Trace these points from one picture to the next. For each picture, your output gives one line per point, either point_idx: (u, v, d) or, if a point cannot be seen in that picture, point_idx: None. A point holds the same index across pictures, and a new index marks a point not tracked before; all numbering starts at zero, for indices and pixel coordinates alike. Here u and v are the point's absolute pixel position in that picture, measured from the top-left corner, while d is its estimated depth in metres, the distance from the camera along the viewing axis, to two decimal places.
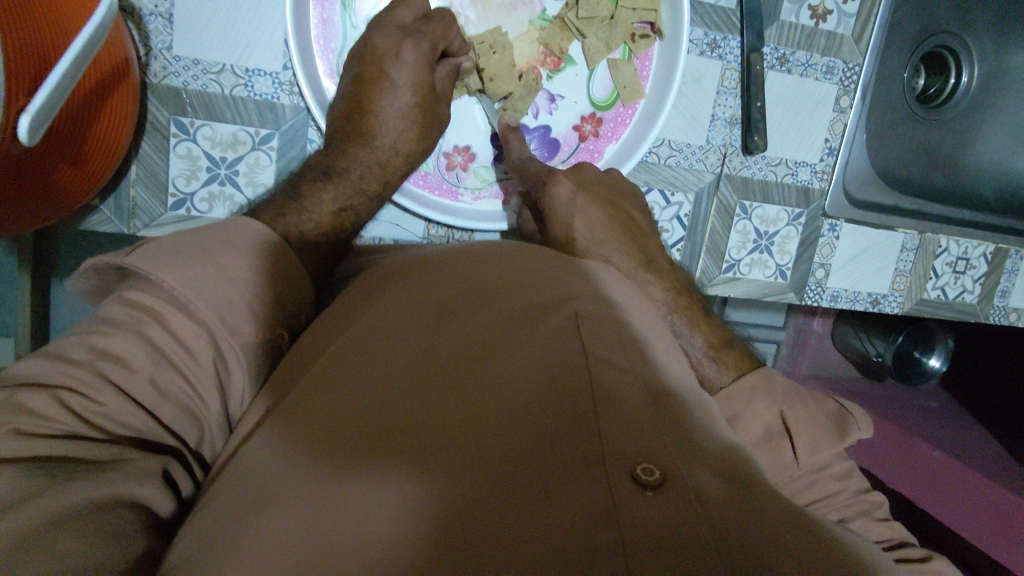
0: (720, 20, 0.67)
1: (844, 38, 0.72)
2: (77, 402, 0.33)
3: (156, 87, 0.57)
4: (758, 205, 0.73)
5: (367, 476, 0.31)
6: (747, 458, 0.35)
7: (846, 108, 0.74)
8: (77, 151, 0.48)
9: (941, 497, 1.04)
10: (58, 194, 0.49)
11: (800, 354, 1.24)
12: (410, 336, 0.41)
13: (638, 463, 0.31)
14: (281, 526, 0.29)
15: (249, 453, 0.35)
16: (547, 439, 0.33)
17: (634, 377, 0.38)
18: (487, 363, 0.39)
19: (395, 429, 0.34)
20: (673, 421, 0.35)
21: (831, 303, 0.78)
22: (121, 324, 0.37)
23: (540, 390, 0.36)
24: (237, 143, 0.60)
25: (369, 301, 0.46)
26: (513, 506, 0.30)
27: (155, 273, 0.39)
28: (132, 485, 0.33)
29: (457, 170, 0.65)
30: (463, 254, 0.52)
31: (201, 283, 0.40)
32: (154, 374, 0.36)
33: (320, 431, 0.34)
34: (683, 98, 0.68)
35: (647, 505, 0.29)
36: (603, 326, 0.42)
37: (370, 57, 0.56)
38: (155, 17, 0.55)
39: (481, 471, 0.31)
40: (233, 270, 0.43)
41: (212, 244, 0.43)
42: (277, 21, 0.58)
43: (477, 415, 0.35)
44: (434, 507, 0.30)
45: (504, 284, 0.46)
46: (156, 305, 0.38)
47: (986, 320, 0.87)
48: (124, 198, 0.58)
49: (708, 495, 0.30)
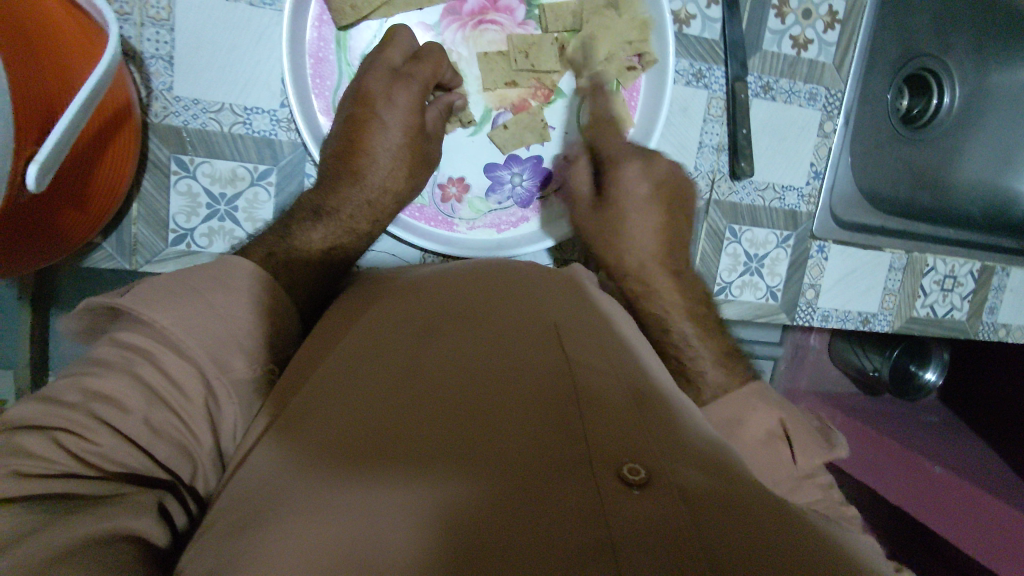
0: (705, 51, 0.69)
1: (825, 66, 0.74)
2: (72, 441, 0.34)
3: (157, 127, 0.58)
4: (747, 228, 0.74)
5: (367, 486, 0.32)
6: (724, 458, 0.37)
7: (830, 132, 0.75)
8: (80, 194, 0.50)
9: (935, 508, 1.07)
10: (62, 232, 0.50)
11: (798, 369, 1.24)
12: (403, 351, 0.43)
13: (625, 464, 0.32)
14: (283, 533, 0.30)
15: (246, 472, 0.36)
16: (535, 441, 0.34)
17: (616, 384, 0.40)
18: (476, 372, 0.40)
19: (392, 440, 0.35)
20: (656, 423, 0.37)
21: (822, 322, 0.79)
22: (113, 365, 0.38)
23: (527, 397, 0.38)
24: (236, 179, 0.61)
25: (361, 317, 0.48)
26: (507, 506, 0.30)
27: (148, 312, 0.40)
28: (126, 517, 0.32)
29: (452, 201, 0.67)
30: (446, 277, 0.54)
31: (194, 323, 0.41)
32: (147, 413, 0.37)
33: (321, 442, 0.35)
34: (671, 127, 0.70)
35: (634, 505, 0.30)
36: (586, 342, 0.44)
37: (363, 99, 0.58)
38: (157, 60, 0.57)
39: (473, 472, 0.32)
40: (222, 307, 0.44)
41: (204, 284, 0.44)
42: (274, 62, 0.60)
43: (468, 421, 0.36)
44: (429, 511, 0.30)
45: (491, 302, 0.48)
46: (149, 345, 0.39)
47: (976, 336, 0.88)
48: (126, 236, 0.60)
49: (691, 489, 0.32)
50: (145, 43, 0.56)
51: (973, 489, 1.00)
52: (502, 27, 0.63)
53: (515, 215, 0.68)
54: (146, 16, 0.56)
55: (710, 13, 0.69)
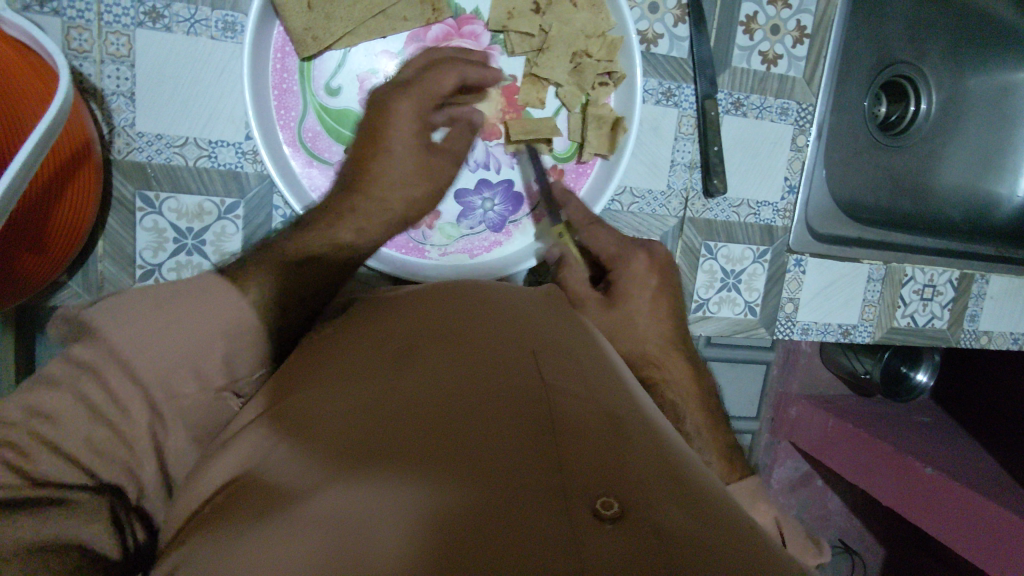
0: (674, 70, 0.69)
1: (795, 80, 0.74)
2: (16, 458, 0.34)
3: (120, 163, 0.58)
4: (723, 245, 0.74)
5: (332, 504, 0.31)
6: (707, 489, 0.35)
7: (803, 146, 0.75)
8: (40, 235, 0.49)
9: (934, 514, 1.04)
10: (21, 278, 0.50)
11: (789, 373, 1.21)
12: (376, 371, 0.42)
13: (598, 496, 0.31)
14: (249, 556, 0.28)
15: (241, 470, 0.36)
16: (508, 467, 0.33)
17: (592, 414, 0.37)
18: (449, 393, 0.39)
19: (360, 462, 0.33)
20: (632, 451, 0.35)
21: (801, 336, 0.79)
22: (61, 383, 0.37)
23: (499, 422, 0.36)
24: (203, 214, 0.61)
25: (344, 334, 0.47)
26: (473, 530, 0.29)
27: (101, 327, 0.39)
28: (77, 529, 0.34)
29: (423, 228, 0.66)
30: (420, 297, 0.53)
31: (148, 340, 0.39)
32: (90, 433, 0.37)
33: (291, 464, 0.35)
34: (641, 147, 0.70)
35: (606, 537, 0.28)
36: (564, 367, 0.42)
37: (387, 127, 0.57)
38: (118, 96, 0.57)
39: (442, 496, 0.31)
40: (180, 332, 0.41)
41: (171, 299, 0.42)
42: (237, 94, 0.59)
43: (438, 443, 0.34)
44: (390, 534, 0.29)
45: (471, 324, 0.47)
46: (98, 361, 0.38)
47: (957, 344, 0.88)
48: (93, 273, 0.59)
49: (667, 527, 0.30)
50: (105, 80, 0.56)
51: (965, 490, 0.99)
52: None
53: (487, 239, 0.68)
54: (105, 52, 0.55)
55: (678, 32, 0.69)
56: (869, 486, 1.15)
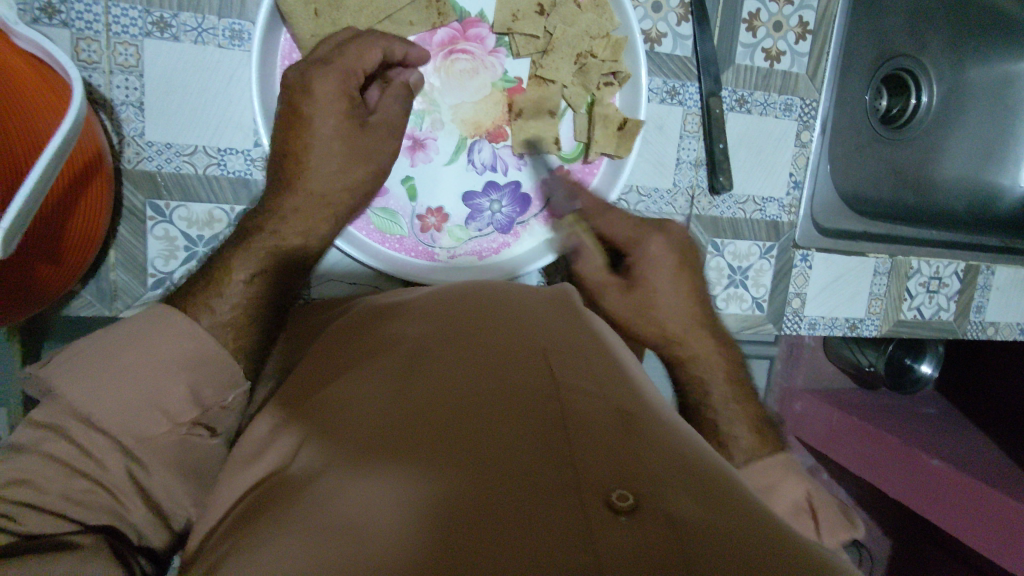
0: (678, 68, 0.70)
1: (798, 76, 0.74)
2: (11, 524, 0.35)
3: (131, 173, 0.58)
4: (730, 242, 0.75)
5: (350, 504, 0.32)
6: (723, 479, 0.35)
7: (808, 142, 0.76)
8: (54, 248, 0.49)
9: (943, 506, 1.04)
10: (37, 290, 0.50)
11: (794, 368, 1.21)
12: (389, 371, 0.42)
13: (612, 489, 0.31)
14: (270, 556, 0.29)
15: (268, 476, 0.37)
16: (521, 464, 0.33)
17: (603, 407, 0.37)
18: (460, 392, 0.39)
19: (376, 463, 0.34)
20: (647, 444, 0.35)
21: (809, 330, 0.80)
22: (26, 449, 0.38)
23: (511, 419, 0.36)
24: (213, 222, 0.61)
25: (358, 339, 0.48)
26: (489, 527, 0.29)
27: (60, 388, 0.40)
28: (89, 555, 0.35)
29: (432, 231, 0.67)
30: (431, 299, 0.53)
31: (101, 390, 0.40)
32: (65, 488, 0.37)
33: (309, 467, 0.35)
34: (647, 146, 0.70)
35: (620, 531, 0.29)
36: (575, 362, 0.42)
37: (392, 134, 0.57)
38: (127, 107, 0.57)
39: (457, 496, 0.31)
40: (128, 374, 0.41)
41: (117, 344, 0.42)
42: (244, 102, 0.60)
43: (451, 442, 0.35)
44: (408, 534, 0.29)
45: (480, 323, 0.47)
46: (66, 422, 0.40)
47: (964, 336, 0.89)
48: (106, 282, 0.60)
49: (681, 518, 0.30)
50: (114, 91, 0.56)
51: (972, 481, 1.00)
52: (472, 56, 0.64)
53: (496, 241, 0.68)
54: (114, 63, 0.56)
55: (681, 30, 0.69)
56: (878, 480, 1.15)
